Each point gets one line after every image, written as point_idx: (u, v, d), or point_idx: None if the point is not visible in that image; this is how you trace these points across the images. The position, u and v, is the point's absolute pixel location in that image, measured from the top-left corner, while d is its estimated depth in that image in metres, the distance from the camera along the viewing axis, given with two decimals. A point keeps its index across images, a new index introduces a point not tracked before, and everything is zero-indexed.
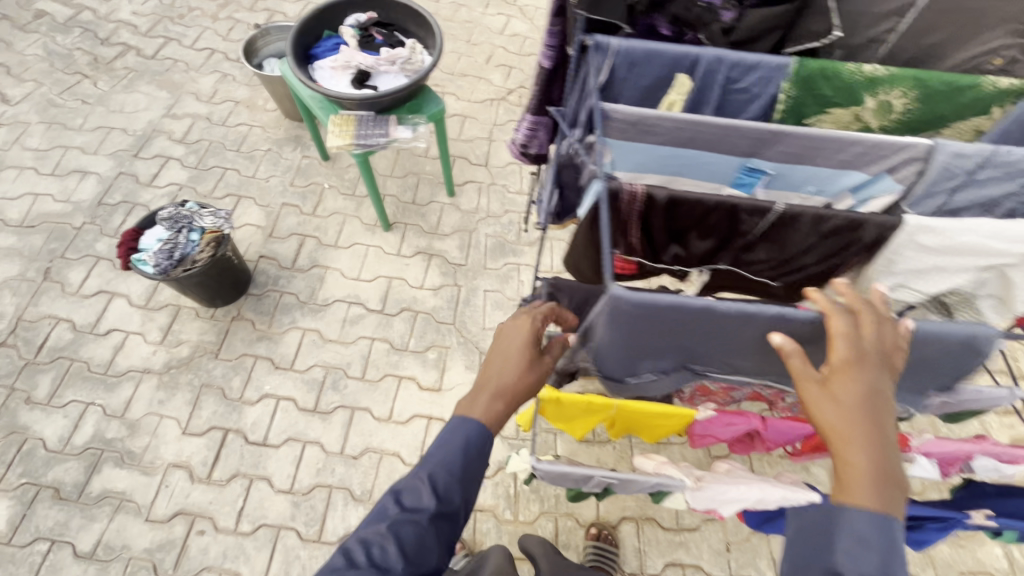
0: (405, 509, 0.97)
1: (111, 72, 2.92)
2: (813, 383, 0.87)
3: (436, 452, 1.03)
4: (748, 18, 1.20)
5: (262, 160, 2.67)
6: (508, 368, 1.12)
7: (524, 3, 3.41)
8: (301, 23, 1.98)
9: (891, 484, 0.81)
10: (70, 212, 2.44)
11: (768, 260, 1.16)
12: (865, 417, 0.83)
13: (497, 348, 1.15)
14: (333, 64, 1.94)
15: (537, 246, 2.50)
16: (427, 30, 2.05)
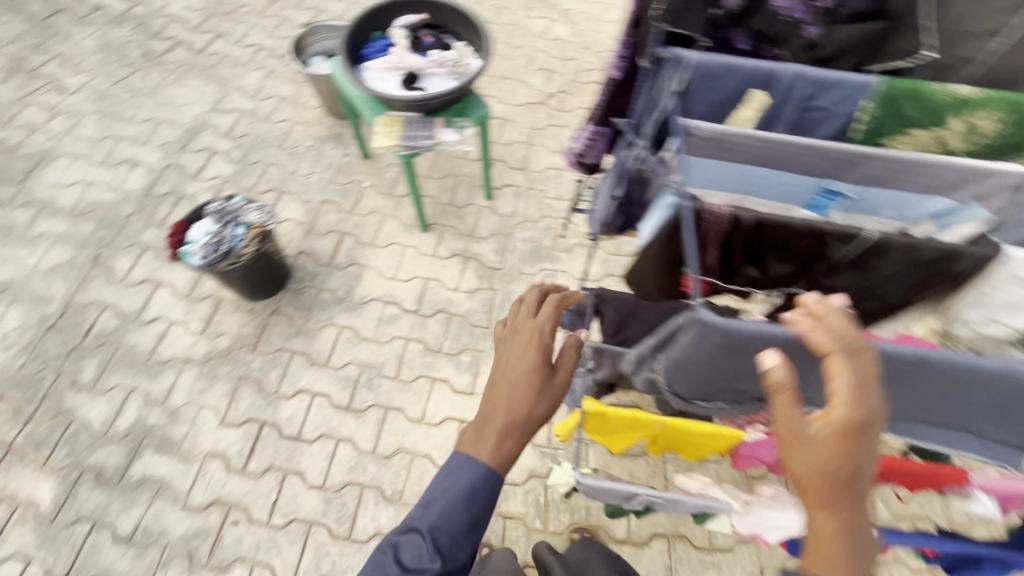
0: (405, 568, 0.99)
1: (161, 65, 2.99)
2: (802, 439, 0.78)
3: (438, 504, 1.03)
4: (837, 35, 1.18)
5: (304, 156, 2.70)
6: (515, 397, 1.07)
7: (567, 7, 3.39)
8: (353, 23, 1.99)
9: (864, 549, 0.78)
10: (120, 201, 2.50)
11: (848, 288, 1.11)
12: (849, 482, 0.77)
13: (504, 374, 1.10)
14: (384, 65, 1.94)
15: (574, 253, 2.48)
16: (476, 33, 2.05)
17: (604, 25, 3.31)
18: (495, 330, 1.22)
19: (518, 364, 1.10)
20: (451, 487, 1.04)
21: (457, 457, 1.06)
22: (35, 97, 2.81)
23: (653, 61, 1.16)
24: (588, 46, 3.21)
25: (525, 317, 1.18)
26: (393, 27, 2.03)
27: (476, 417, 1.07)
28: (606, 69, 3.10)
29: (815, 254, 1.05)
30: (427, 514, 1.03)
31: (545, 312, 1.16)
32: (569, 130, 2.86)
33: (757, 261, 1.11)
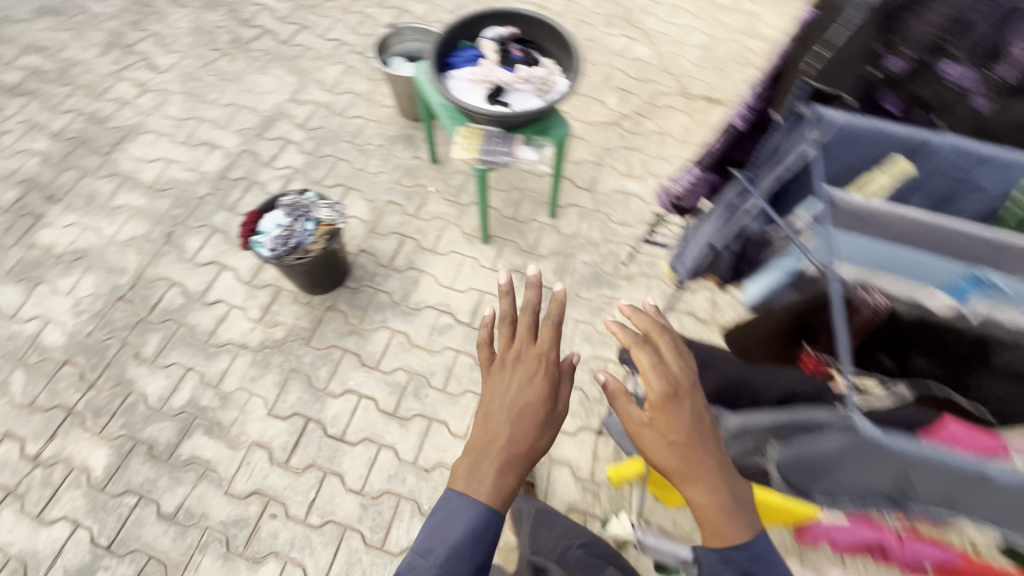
0: None
1: (248, 52, 3.07)
2: (646, 426, 0.95)
3: (438, 552, 0.96)
4: (1010, 110, 1.03)
5: (374, 155, 2.72)
6: (516, 429, 1.04)
7: (649, 28, 3.31)
8: (444, 32, 1.98)
9: (743, 509, 0.90)
10: (196, 181, 2.58)
11: (1005, 400, 0.94)
12: (697, 450, 0.92)
13: (505, 405, 1.07)
14: (471, 77, 1.92)
15: (634, 282, 2.41)
16: (565, 51, 2.01)
17: (685, 49, 3.23)
18: (484, 360, 1.18)
19: (522, 396, 1.07)
20: (453, 537, 0.97)
21: (454, 498, 1.00)
22: (129, 72, 2.92)
23: (790, 116, 1.04)
24: (668, 69, 3.13)
25: (525, 345, 1.15)
26: (483, 39, 2.01)
27: (472, 452, 1.02)
28: (684, 95, 3.02)
29: (975, 355, 0.92)
30: (428, 564, 0.96)
31: (547, 340, 1.14)
32: (640, 154, 2.79)
33: (900, 350, 1.01)
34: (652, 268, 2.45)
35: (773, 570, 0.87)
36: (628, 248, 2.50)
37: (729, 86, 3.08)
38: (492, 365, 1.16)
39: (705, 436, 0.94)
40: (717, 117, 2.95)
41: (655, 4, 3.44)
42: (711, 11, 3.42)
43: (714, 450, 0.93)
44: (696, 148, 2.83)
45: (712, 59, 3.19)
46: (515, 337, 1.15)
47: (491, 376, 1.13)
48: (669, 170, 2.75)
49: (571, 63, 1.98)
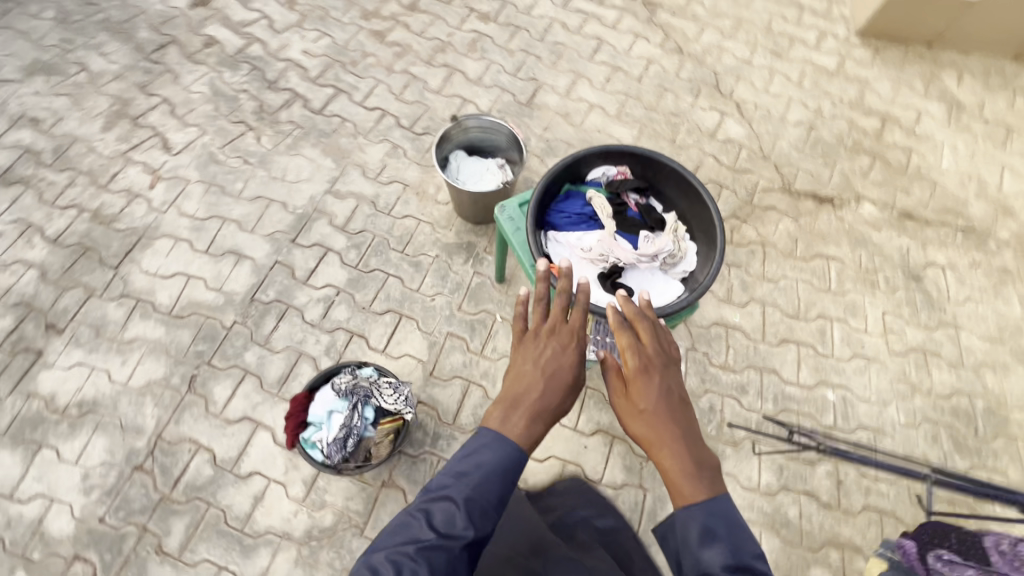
0: (438, 534, 1.10)
1: (275, 125, 2.62)
2: (622, 393, 1.21)
3: (470, 477, 1.16)
4: None
5: (429, 271, 2.31)
6: (545, 389, 1.23)
7: (742, 98, 2.82)
8: (543, 187, 1.56)
9: (703, 472, 1.10)
10: (222, 305, 2.18)
11: None
12: (662, 417, 1.16)
13: (535, 367, 1.26)
14: (583, 255, 1.54)
15: (742, 450, 2.04)
16: (695, 205, 1.60)
17: (786, 128, 2.75)
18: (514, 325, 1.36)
19: (556, 362, 1.26)
20: (487, 463, 1.17)
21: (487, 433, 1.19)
22: (138, 153, 2.49)
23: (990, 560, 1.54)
24: (766, 156, 2.66)
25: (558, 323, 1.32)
26: (593, 194, 1.60)
27: (504, 402, 1.21)
28: (787, 192, 2.57)
29: None
30: (460, 485, 1.16)
31: (575, 324, 1.32)
32: (740, 272, 2.37)
33: None
34: (761, 430, 2.08)
35: (733, 523, 1.06)
36: (732, 403, 2.12)
37: (839, 179, 2.63)
38: (525, 336, 1.32)
39: (672, 411, 1.17)
40: (827, 223, 2.51)
41: (748, 65, 2.93)
42: (812, 76, 2.91)
43: (684, 425, 1.16)
44: (804, 264, 2.41)
45: (816, 142, 2.72)
46: (550, 316, 1.33)
47: (525, 343, 1.31)
48: (775, 295, 2.33)
49: (708, 223, 1.57)
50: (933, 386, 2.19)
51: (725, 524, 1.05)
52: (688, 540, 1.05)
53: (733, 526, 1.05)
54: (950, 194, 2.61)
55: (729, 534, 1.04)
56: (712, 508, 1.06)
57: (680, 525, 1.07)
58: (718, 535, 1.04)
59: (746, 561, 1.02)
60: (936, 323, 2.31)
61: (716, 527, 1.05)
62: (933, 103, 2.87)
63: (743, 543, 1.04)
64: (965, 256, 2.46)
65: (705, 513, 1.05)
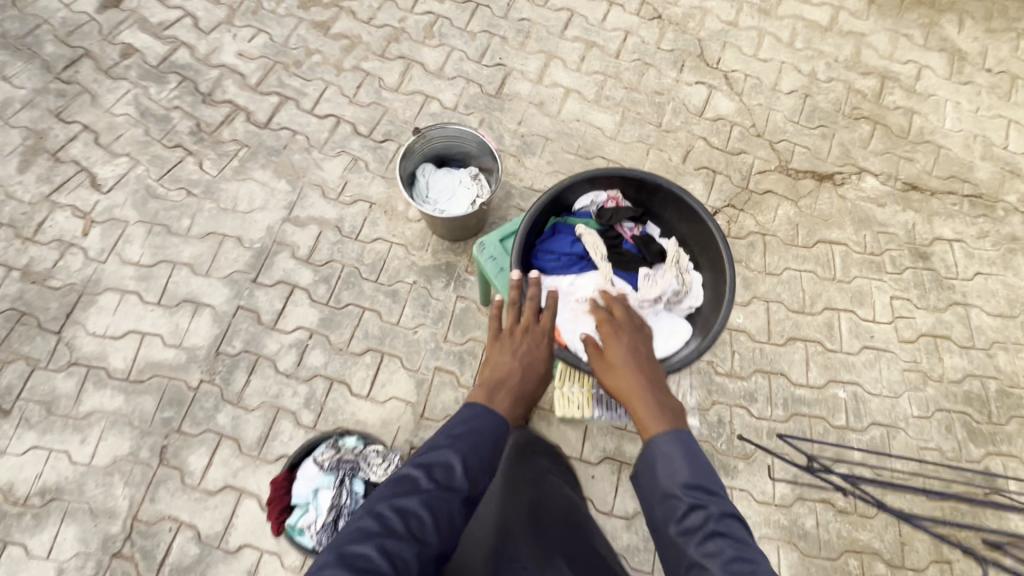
0: (438, 484, 0.97)
1: (218, 146, 2.33)
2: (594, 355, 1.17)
3: (462, 434, 1.04)
4: None
5: (407, 300, 2.12)
6: (521, 363, 1.18)
7: (730, 67, 2.58)
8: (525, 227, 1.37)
9: (669, 411, 1.03)
10: (184, 363, 1.99)
11: None
12: (631, 369, 1.11)
13: (512, 359, 1.18)
14: (578, 304, 1.39)
15: (754, 462, 1.96)
16: (696, 228, 1.43)
17: (779, 98, 2.53)
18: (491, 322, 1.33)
19: (532, 355, 1.20)
20: (480, 424, 1.06)
21: (468, 408, 1.08)
22: (64, 195, 2.20)
23: None
24: (760, 132, 2.46)
25: (532, 321, 1.23)
26: (582, 230, 1.42)
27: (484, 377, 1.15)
28: (784, 171, 2.39)
29: None
30: (454, 442, 1.02)
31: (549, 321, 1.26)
32: (741, 268, 2.22)
33: None
34: (771, 438, 1.99)
35: (698, 452, 0.95)
36: (741, 413, 2.02)
37: (838, 152, 2.44)
38: (499, 332, 1.25)
39: (642, 368, 1.13)
40: (827, 202, 2.34)
41: (735, 27, 2.66)
42: (805, 34, 2.66)
43: (656, 379, 1.10)
44: (807, 252, 2.26)
45: (812, 111, 2.51)
46: (522, 315, 1.26)
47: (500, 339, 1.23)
48: (779, 290, 2.20)
49: (714, 250, 1.41)
50: (945, 372, 2.10)
51: (689, 452, 0.96)
52: (649, 468, 0.96)
53: (692, 453, 0.95)
54: (955, 157, 2.45)
55: (687, 459, 0.94)
56: (671, 436, 0.97)
57: (645, 456, 0.98)
58: (674, 461, 0.94)
59: (704, 484, 0.92)
60: (946, 303, 2.20)
61: (675, 452, 0.95)
62: (934, 55, 2.65)
63: (703, 469, 0.93)
64: (974, 226, 2.33)
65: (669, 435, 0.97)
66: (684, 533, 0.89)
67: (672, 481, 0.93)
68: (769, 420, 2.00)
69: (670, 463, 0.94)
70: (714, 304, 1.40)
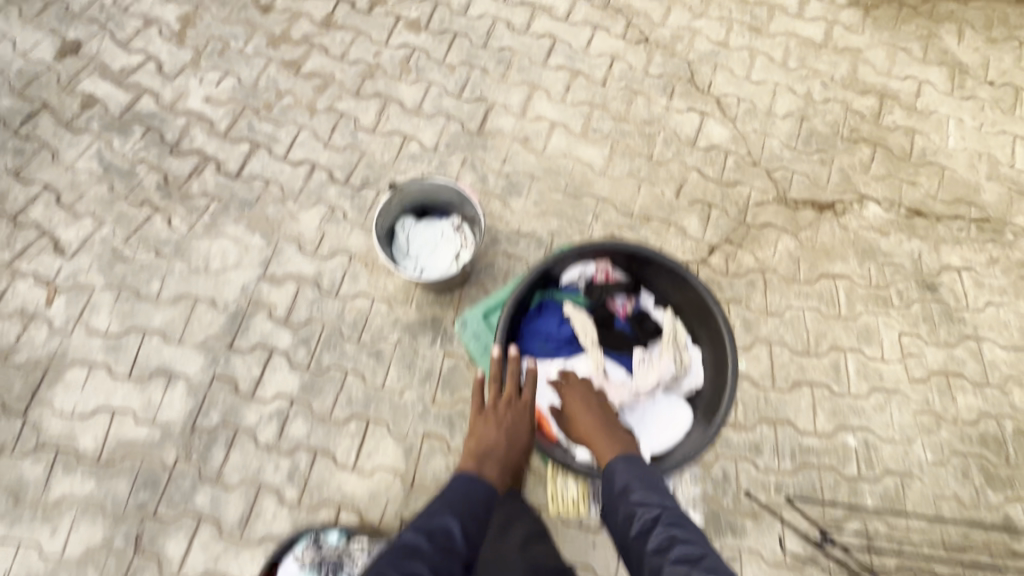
0: (440, 550, 1.08)
1: (187, 201, 2.21)
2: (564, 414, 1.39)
3: (457, 501, 1.18)
4: None
5: (392, 360, 2.01)
6: (506, 435, 1.35)
7: (722, 90, 2.46)
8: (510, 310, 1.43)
9: (619, 441, 1.31)
10: (158, 440, 1.88)
11: None
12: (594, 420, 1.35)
13: (497, 429, 1.35)
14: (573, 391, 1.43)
15: (762, 520, 1.87)
16: (686, 298, 1.47)
17: (775, 122, 2.41)
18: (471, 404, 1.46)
19: (514, 427, 1.37)
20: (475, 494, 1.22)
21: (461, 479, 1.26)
22: (26, 261, 2.09)
23: None
24: (756, 160, 2.35)
25: (513, 395, 1.40)
26: (568, 307, 1.49)
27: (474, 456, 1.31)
28: (783, 202, 2.28)
29: None
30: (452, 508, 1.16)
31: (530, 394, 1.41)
32: (741, 309, 2.12)
33: None
34: (780, 493, 1.90)
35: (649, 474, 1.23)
36: (747, 466, 1.93)
37: (838, 178, 2.33)
38: (483, 408, 1.40)
39: (601, 414, 1.36)
40: (829, 234, 2.24)
41: (725, 47, 2.54)
42: (798, 52, 2.54)
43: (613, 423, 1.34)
44: (809, 289, 2.16)
45: (810, 135, 2.40)
46: (504, 391, 1.40)
47: (485, 414, 1.39)
48: (782, 331, 2.10)
49: (710, 320, 1.42)
50: (959, 413, 2.01)
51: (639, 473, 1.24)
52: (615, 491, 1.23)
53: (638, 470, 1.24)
54: (961, 178, 2.34)
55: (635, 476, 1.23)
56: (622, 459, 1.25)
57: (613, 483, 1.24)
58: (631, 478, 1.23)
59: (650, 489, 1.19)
60: (957, 338, 2.10)
61: (630, 474, 1.24)
62: (934, 69, 2.53)
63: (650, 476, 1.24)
64: (982, 252, 2.23)
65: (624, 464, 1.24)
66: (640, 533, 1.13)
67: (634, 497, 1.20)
68: (777, 474, 1.91)
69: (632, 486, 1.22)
70: (714, 379, 1.41)
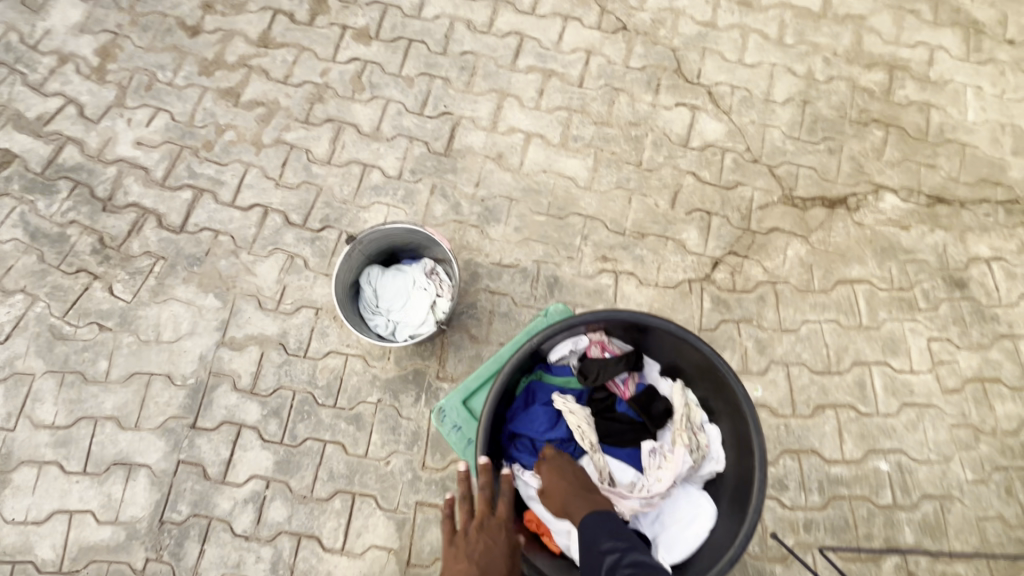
0: None
1: (128, 263, 1.98)
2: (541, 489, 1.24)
3: None
4: None
5: (374, 425, 1.82)
6: (478, 564, 1.09)
7: (713, 79, 2.20)
8: (491, 399, 1.24)
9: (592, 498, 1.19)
10: (124, 541, 1.70)
11: None
12: (565, 480, 1.21)
13: (467, 559, 1.10)
14: None
15: (792, 564, 1.71)
16: (693, 363, 1.29)
17: (774, 111, 2.16)
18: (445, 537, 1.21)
19: (490, 554, 1.11)
20: None
21: None
22: None
23: None
24: (757, 157, 2.11)
25: (485, 515, 1.17)
26: (558, 401, 1.32)
27: None
28: (790, 202, 2.06)
29: None
30: None
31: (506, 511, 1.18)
32: (753, 328, 1.92)
33: None
34: (811, 532, 1.73)
35: (617, 526, 1.12)
36: (773, 505, 1.76)
37: (849, 168, 2.10)
38: (454, 535, 1.16)
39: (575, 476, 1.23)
40: (843, 234, 2.02)
41: (713, 28, 2.26)
42: (795, 26, 2.27)
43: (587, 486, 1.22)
44: (826, 298, 1.95)
45: (814, 121, 2.16)
46: (475, 510, 1.17)
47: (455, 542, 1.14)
48: (799, 349, 1.90)
49: (728, 395, 1.23)
50: (999, 424, 1.83)
51: (608, 520, 1.13)
52: (584, 543, 1.10)
53: (604, 519, 1.13)
54: (984, 156, 2.11)
55: (602, 526, 1.12)
56: (591, 510, 1.15)
57: (582, 534, 1.12)
58: (599, 525, 1.12)
59: (612, 532, 1.09)
60: (992, 339, 1.91)
61: (601, 520, 1.13)
62: (947, 32, 2.27)
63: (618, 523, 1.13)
64: (1013, 238, 2.02)
65: (593, 516, 1.13)
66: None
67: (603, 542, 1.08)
68: (807, 512, 1.74)
69: (600, 528, 1.11)
70: (739, 462, 1.23)
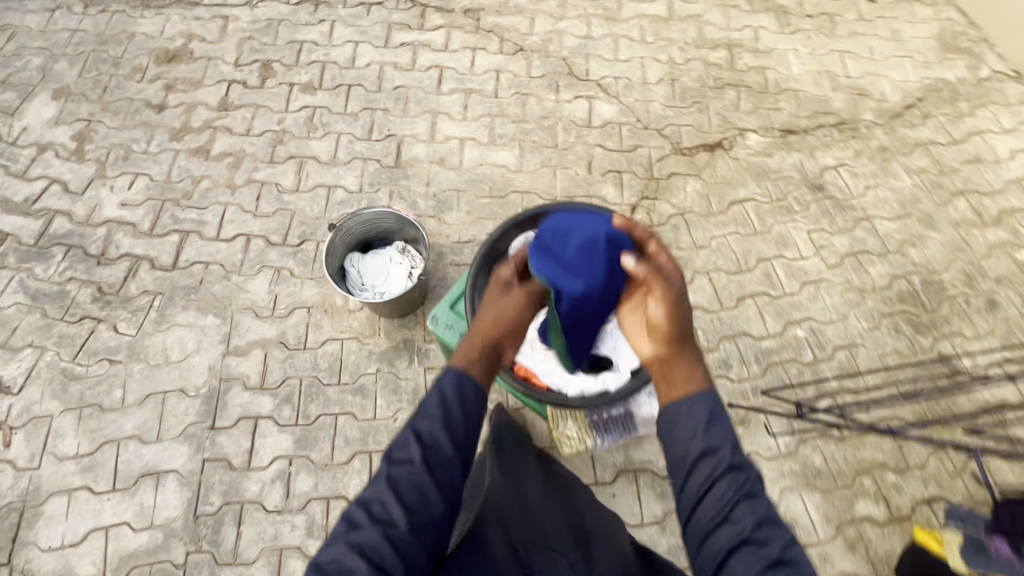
0: (425, 447, 1.14)
1: (129, 303, 2.19)
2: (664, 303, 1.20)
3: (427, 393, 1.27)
4: None
5: (377, 391, 2.06)
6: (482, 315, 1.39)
7: (599, 74, 2.75)
8: (472, 284, 1.61)
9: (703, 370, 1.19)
10: (162, 542, 1.82)
11: None
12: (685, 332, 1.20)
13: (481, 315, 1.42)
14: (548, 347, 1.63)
15: (749, 424, 2.04)
16: None
17: (652, 89, 2.73)
18: None
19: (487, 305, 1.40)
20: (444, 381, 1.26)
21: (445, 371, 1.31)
22: None
23: None
24: (646, 124, 2.63)
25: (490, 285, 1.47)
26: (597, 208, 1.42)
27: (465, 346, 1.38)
28: (680, 152, 2.57)
29: None
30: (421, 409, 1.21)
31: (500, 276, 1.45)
32: (675, 250, 2.34)
33: None
34: (757, 395, 2.09)
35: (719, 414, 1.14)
36: (724, 382, 2.10)
37: (717, 121, 2.66)
38: None
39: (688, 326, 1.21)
40: (726, 167, 2.54)
41: (590, 39, 2.85)
42: (652, 29, 2.90)
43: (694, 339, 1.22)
44: (725, 217, 2.42)
45: (683, 92, 2.73)
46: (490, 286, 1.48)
47: None
48: (714, 259, 2.33)
49: None
50: (876, 282, 2.30)
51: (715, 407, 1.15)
52: (692, 421, 1.13)
53: (720, 414, 1.12)
54: (812, 95, 2.74)
55: (716, 422, 1.12)
56: (707, 389, 1.15)
57: (688, 410, 1.14)
58: (705, 416, 1.12)
59: (719, 425, 1.12)
60: (854, 222, 2.42)
61: (714, 408, 1.13)
62: (762, 16, 2.96)
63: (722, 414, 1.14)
64: (848, 148, 2.60)
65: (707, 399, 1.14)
66: (701, 478, 1.09)
67: (710, 430, 1.11)
68: (750, 380, 2.11)
69: (710, 414, 1.13)
70: None
